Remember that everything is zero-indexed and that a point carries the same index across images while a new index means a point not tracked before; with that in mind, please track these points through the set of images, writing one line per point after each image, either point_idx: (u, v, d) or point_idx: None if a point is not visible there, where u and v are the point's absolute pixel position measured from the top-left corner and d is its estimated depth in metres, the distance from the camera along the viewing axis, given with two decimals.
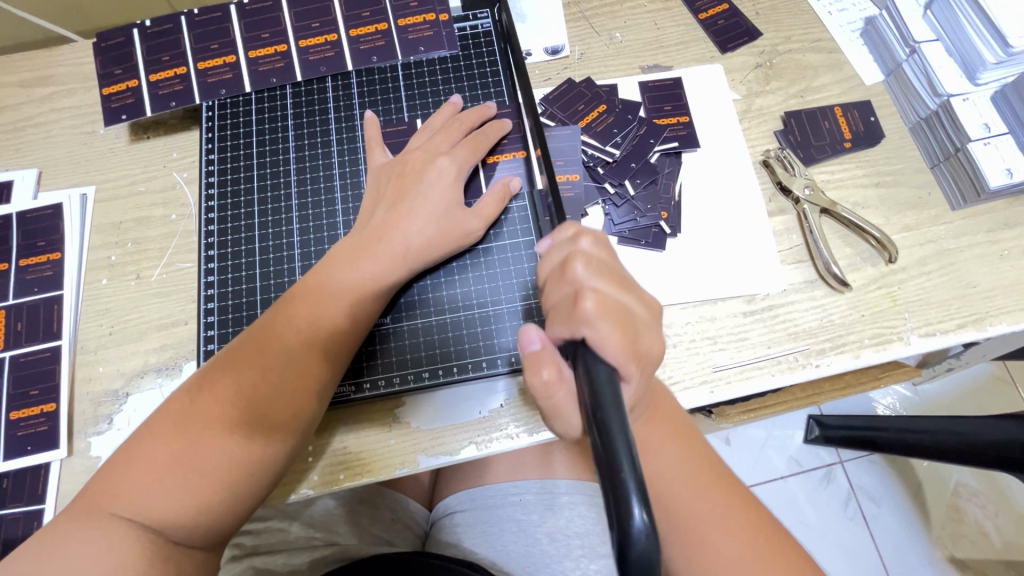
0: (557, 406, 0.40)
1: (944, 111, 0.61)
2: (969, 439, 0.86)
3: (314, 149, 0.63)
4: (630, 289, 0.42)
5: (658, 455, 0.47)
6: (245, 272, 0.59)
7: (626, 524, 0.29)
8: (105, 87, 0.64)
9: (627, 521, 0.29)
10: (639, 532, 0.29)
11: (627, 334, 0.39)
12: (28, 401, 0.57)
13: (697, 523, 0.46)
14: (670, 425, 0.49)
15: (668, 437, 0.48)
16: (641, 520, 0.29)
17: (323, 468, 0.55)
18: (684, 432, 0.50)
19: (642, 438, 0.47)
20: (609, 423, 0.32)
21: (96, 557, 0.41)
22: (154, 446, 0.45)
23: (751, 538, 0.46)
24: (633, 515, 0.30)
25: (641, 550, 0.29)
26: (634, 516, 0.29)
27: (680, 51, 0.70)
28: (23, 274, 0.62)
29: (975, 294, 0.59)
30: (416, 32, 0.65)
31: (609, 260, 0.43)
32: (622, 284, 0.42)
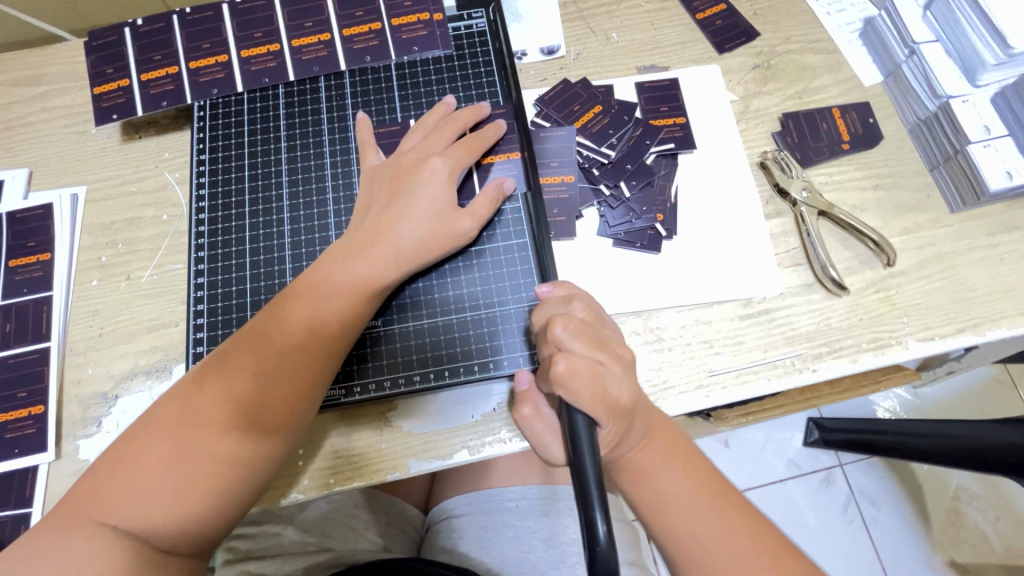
0: (537, 436, 0.48)
1: (943, 113, 0.61)
2: (968, 443, 0.85)
3: (307, 149, 0.62)
4: (609, 345, 0.46)
5: (659, 478, 0.48)
6: (235, 274, 0.58)
7: (591, 533, 0.38)
8: (97, 86, 0.64)
9: (592, 529, 0.38)
10: (602, 538, 0.37)
11: (600, 390, 0.43)
12: (17, 403, 0.57)
13: (704, 544, 0.45)
14: (672, 447, 0.49)
15: (672, 460, 0.49)
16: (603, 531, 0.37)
17: (314, 472, 0.54)
18: (688, 452, 0.50)
19: (641, 464, 0.48)
20: (581, 447, 0.41)
21: (80, 566, 0.40)
22: (141, 450, 0.44)
23: (764, 558, 0.45)
24: (597, 525, 0.38)
25: (604, 555, 0.37)
26: (598, 527, 0.38)
27: (677, 51, 0.69)
28: (12, 275, 0.61)
29: (975, 298, 0.58)
30: (410, 32, 0.65)
31: (592, 320, 0.48)
32: (602, 341, 0.46)
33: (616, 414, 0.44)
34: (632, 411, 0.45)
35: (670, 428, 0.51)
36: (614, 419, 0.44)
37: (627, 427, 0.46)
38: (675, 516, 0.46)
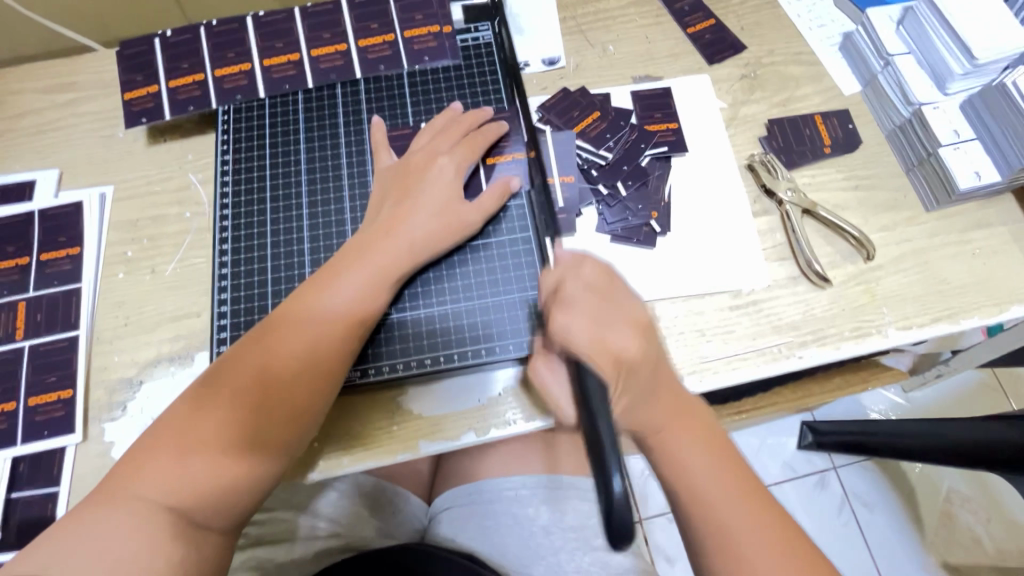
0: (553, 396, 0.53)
1: (916, 119, 0.65)
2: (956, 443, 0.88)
3: (324, 150, 0.66)
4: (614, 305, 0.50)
5: (689, 461, 0.48)
6: (257, 265, 0.62)
7: (607, 489, 0.39)
8: (127, 92, 0.68)
9: (607, 486, 0.39)
10: (617, 495, 0.39)
11: (600, 347, 0.48)
12: (46, 387, 0.60)
13: (730, 533, 0.46)
14: (703, 432, 0.49)
15: (702, 445, 0.49)
16: (620, 487, 0.39)
17: (329, 453, 0.57)
18: (719, 440, 0.50)
19: (670, 446, 0.48)
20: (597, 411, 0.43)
21: (121, 542, 0.43)
22: (176, 433, 0.47)
23: (779, 542, 0.46)
24: (613, 481, 0.39)
25: (619, 510, 0.38)
26: (613, 482, 0.39)
27: (669, 63, 0.74)
28: (43, 268, 0.65)
29: (949, 290, 0.62)
30: (421, 43, 0.69)
31: (599, 279, 0.51)
32: (607, 302, 0.50)
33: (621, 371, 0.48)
34: (639, 365, 0.49)
35: (702, 415, 0.51)
36: (620, 372, 0.48)
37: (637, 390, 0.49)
38: (704, 501, 0.47)
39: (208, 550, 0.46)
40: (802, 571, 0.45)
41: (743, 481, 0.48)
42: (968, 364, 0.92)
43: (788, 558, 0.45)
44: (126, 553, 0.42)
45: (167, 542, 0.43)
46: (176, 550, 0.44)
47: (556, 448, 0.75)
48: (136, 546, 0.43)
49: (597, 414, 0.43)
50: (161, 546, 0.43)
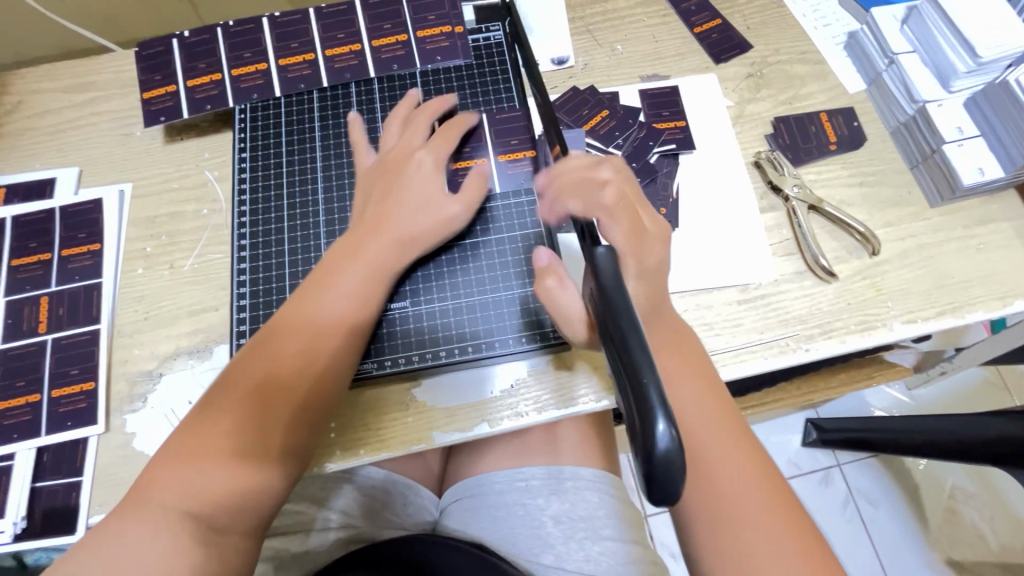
0: (561, 307, 0.51)
1: (921, 116, 0.66)
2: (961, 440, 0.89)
3: (339, 147, 0.67)
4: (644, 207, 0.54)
5: (675, 386, 0.49)
6: (275, 260, 0.63)
7: (648, 433, 0.29)
8: (145, 92, 0.69)
9: (649, 434, 0.29)
10: (663, 439, 0.29)
11: (629, 236, 0.51)
12: (69, 380, 0.61)
13: (703, 450, 0.47)
14: (692, 362, 0.51)
15: (691, 377, 0.50)
16: (665, 432, 0.29)
17: (345, 443, 0.58)
18: (706, 372, 0.51)
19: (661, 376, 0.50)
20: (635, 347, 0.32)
21: (143, 549, 0.43)
22: (185, 442, 0.49)
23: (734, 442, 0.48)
24: (656, 427, 0.29)
25: (663, 459, 0.28)
26: (657, 426, 0.29)
27: (677, 62, 0.75)
28: (64, 264, 0.66)
29: (953, 284, 0.63)
30: (434, 43, 0.71)
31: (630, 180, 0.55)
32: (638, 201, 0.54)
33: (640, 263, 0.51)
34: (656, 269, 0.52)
35: (695, 351, 0.52)
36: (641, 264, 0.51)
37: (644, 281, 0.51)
38: (685, 419, 0.48)
39: (230, 550, 0.47)
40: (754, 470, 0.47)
41: (722, 409, 0.49)
42: (972, 361, 0.94)
43: (758, 487, 0.46)
44: (150, 559, 0.43)
45: (187, 544, 0.44)
46: (196, 552, 0.44)
47: (565, 441, 0.77)
48: (158, 551, 0.43)
49: (635, 354, 0.32)
50: (187, 551, 0.44)
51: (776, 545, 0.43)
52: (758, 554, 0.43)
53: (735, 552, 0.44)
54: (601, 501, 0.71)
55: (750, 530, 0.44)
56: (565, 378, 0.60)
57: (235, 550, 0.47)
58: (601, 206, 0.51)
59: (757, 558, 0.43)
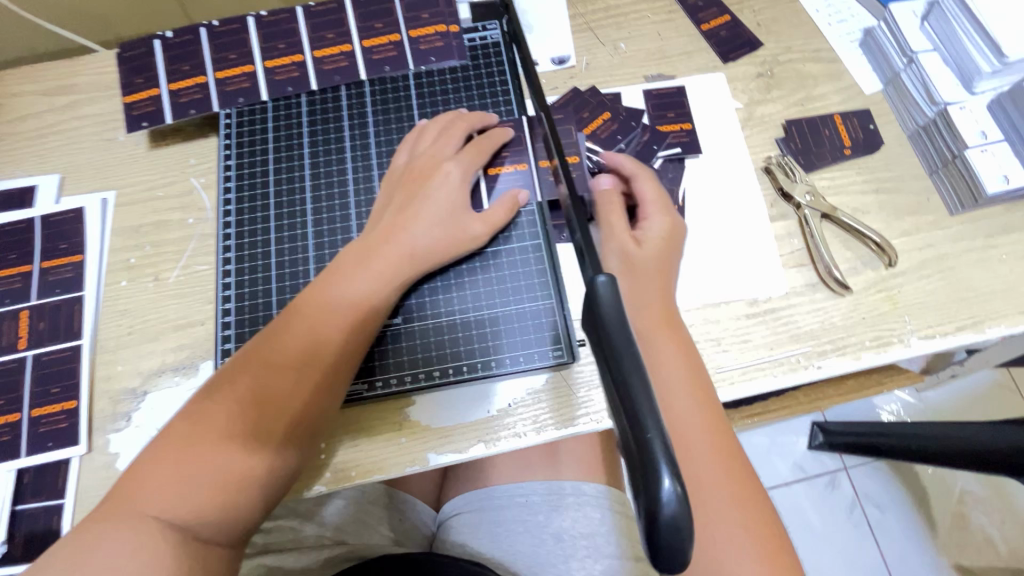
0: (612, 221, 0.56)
1: (942, 119, 0.63)
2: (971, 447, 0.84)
3: (329, 154, 0.65)
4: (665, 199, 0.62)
5: (663, 368, 0.51)
6: (261, 274, 0.60)
7: (653, 494, 0.27)
8: (127, 96, 0.67)
9: (656, 494, 0.27)
10: (668, 499, 0.27)
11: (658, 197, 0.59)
12: (50, 399, 0.59)
13: (684, 431, 0.49)
14: (679, 345, 0.52)
15: (681, 362, 0.51)
16: (671, 490, 0.27)
17: (335, 465, 0.56)
18: (693, 358, 0.52)
19: (655, 357, 0.51)
20: (633, 389, 0.29)
21: (124, 558, 0.40)
22: (174, 448, 0.45)
23: (710, 429, 0.49)
24: (661, 484, 0.27)
25: (670, 521, 0.26)
26: (662, 484, 0.27)
27: (683, 61, 0.71)
28: (45, 276, 0.64)
29: (974, 298, 0.60)
30: (428, 44, 0.67)
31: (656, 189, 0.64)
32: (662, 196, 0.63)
33: (657, 213, 0.58)
34: (669, 237, 0.57)
35: (683, 336, 0.53)
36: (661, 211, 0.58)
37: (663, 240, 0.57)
38: (671, 401, 0.49)
39: (215, 564, 0.44)
40: (724, 458, 0.49)
41: (705, 395, 0.51)
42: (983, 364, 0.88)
43: (729, 466, 0.49)
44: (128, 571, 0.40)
45: (170, 557, 0.41)
46: (181, 565, 0.42)
47: (565, 454, 0.72)
48: (140, 560, 0.41)
49: (636, 401, 0.29)
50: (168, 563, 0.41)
51: (736, 521, 0.47)
52: (723, 526, 0.47)
53: (704, 527, 0.46)
54: (606, 517, 0.67)
55: (722, 506, 0.47)
56: (564, 398, 0.58)
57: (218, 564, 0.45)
58: (635, 171, 0.61)
59: (722, 530, 0.46)
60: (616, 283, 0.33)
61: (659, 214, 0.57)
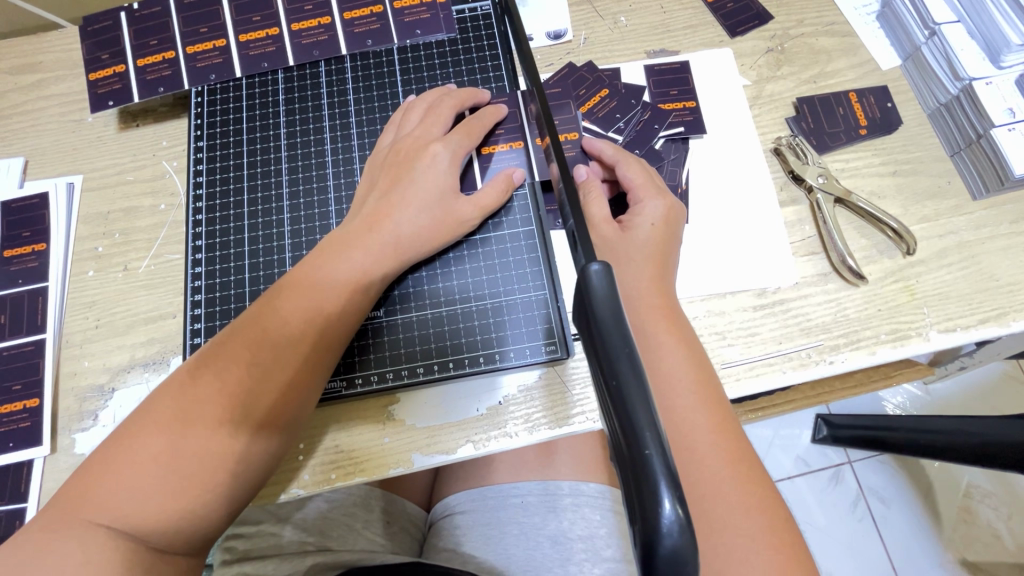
0: (594, 204, 0.52)
1: (965, 95, 0.59)
2: (975, 441, 0.77)
3: (307, 135, 0.61)
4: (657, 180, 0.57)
5: (665, 360, 0.47)
6: (234, 263, 0.57)
7: (654, 521, 0.23)
8: (92, 72, 0.63)
9: (655, 521, 0.23)
10: (669, 526, 0.23)
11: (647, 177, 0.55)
12: (11, 396, 0.55)
13: (687, 428, 0.45)
14: (682, 337, 0.48)
15: (686, 357, 0.47)
16: (672, 516, 0.23)
17: (315, 467, 0.53)
18: (697, 353, 0.49)
19: (657, 349, 0.47)
20: (630, 397, 0.25)
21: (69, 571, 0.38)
22: (128, 451, 0.42)
23: (715, 428, 0.46)
24: (662, 509, 0.24)
25: (672, 552, 0.23)
26: (662, 508, 0.24)
27: (687, 35, 0.67)
28: (7, 266, 0.60)
29: (998, 289, 0.56)
30: (412, 15, 0.63)
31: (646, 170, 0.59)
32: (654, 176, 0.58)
33: (649, 194, 0.54)
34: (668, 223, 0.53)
35: (686, 328, 0.49)
36: (651, 192, 0.54)
37: (658, 224, 0.52)
38: (671, 398, 0.46)
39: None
40: (732, 461, 0.45)
41: (710, 392, 0.47)
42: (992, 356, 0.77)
43: (736, 468, 0.45)
44: None
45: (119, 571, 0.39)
46: None
47: (561, 453, 0.69)
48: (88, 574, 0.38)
49: (633, 412, 0.25)
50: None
51: (749, 530, 0.43)
52: (730, 532, 0.43)
53: (708, 533, 0.42)
54: (604, 519, 0.64)
55: (732, 515, 0.43)
56: (559, 395, 0.54)
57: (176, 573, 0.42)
58: (620, 151, 0.57)
59: (729, 535, 0.42)
60: (611, 272, 0.29)
61: (652, 197, 0.54)
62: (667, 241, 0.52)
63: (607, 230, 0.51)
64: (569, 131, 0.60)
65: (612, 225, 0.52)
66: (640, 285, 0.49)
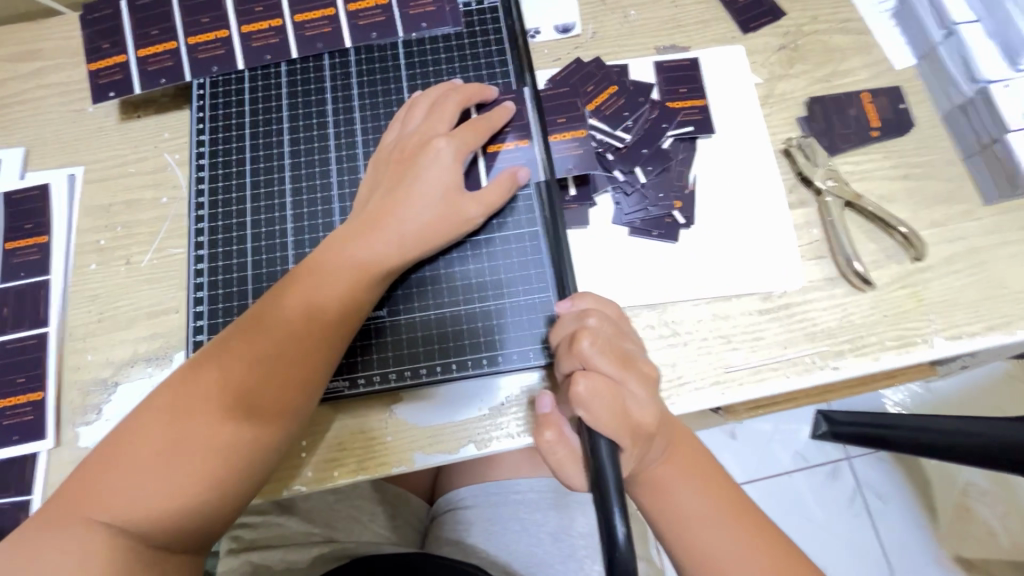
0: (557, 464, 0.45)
1: (981, 98, 0.58)
2: (978, 443, 0.76)
3: (310, 130, 0.60)
4: (632, 366, 0.44)
5: (664, 480, 0.46)
6: (237, 260, 0.56)
7: (610, 537, 0.37)
8: (93, 62, 0.62)
9: (611, 531, 0.37)
10: (620, 536, 0.37)
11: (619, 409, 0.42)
12: (15, 389, 0.56)
13: (702, 529, 0.45)
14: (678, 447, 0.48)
15: (690, 472, 0.47)
16: (623, 532, 0.37)
17: (317, 464, 0.53)
18: (704, 466, 0.48)
19: (661, 477, 0.46)
20: (600, 448, 0.41)
21: (70, 567, 0.38)
22: (130, 448, 0.42)
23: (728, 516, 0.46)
24: (616, 527, 0.37)
25: (622, 557, 0.36)
26: (616, 526, 0.37)
27: (698, 31, 0.65)
28: (10, 258, 0.60)
29: (1007, 296, 0.55)
30: (418, 7, 0.62)
31: (616, 336, 0.46)
32: (625, 360, 0.44)
33: (636, 435, 0.43)
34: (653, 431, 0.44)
35: (689, 438, 0.49)
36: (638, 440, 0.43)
37: (648, 447, 0.45)
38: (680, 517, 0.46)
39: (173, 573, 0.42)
40: (753, 545, 0.45)
41: (713, 483, 0.47)
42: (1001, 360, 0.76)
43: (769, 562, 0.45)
44: None
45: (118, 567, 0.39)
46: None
47: None
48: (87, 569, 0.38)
49: (601, 458, 0.41)
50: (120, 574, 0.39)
51: None
52: None
53: None
54: None
55: None
56: None
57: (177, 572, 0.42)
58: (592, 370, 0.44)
59: None
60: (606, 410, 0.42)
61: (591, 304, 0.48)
62: (624, 345, 0.45)
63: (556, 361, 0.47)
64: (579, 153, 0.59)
65: (558, 348, 0.47)
66: (610, 420, 0.41)
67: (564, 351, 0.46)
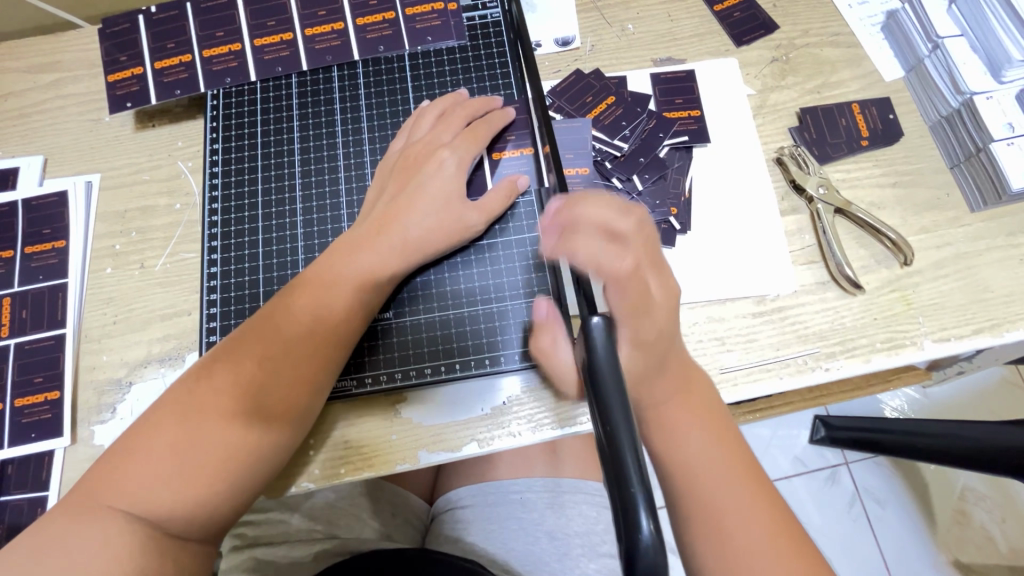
0: (554, 372, 0.52)
1: (966, 109, 0.60)
2: (973, 445, 0.78)
3: (320, 140, 0.62)
4: (657, 274, 0.47)
5: (671, 417, 0.46)
6: (248, 264, 0.58)
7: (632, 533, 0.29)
8: (111, 74, 0.64)
9: (634, 533, 0.29)
10: (644, 536, 0.29)
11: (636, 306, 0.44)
12: (33, 388, 0.58)
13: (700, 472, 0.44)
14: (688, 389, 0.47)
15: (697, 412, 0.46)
16: (649, 530, 0.29)
17: (324, 461, 0.54)
18: (716, 421, 0.47)
19: (666, 414, 0.46)
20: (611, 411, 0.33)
21: (91, 554, 0.40)
22: (148, 440, 0.44)
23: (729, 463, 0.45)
24: (641, 526, 0.29)
25: (649, 562, 0.29)
26: (642, 526, 0.29)
27: (694, 43, 0.68)
28: (28, 262, 0.62)
29: (993, 299, 0.57)
30: (424, 21, 0.65)
31: (648, 242, 0.48)
32: (653, 266, 0.47)
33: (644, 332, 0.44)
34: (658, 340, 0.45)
35: (702, 384, 0.48)
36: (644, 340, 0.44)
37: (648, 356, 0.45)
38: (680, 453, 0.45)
39: (188, 561, 0.43)
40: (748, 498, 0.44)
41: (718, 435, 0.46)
42: (993, 362, 0.78)
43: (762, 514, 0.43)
44: (96, 567, 0.40)
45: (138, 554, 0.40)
46: (150, 562, 0.41)
47: (567, 453, 0.72)
48: (108, 555, 0.40)
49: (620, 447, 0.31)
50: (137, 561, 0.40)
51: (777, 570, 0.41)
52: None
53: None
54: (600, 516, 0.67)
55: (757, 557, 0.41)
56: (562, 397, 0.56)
57: (193, 560, 0.44)
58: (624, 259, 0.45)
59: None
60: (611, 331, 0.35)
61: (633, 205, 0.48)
62: (656, 253, 0.48)
63: (572, 224, 0.45)
64: (582, 165, 0.61)
65: (580, 214, 0.45)
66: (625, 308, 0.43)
67: (597, 221, 0.45)
